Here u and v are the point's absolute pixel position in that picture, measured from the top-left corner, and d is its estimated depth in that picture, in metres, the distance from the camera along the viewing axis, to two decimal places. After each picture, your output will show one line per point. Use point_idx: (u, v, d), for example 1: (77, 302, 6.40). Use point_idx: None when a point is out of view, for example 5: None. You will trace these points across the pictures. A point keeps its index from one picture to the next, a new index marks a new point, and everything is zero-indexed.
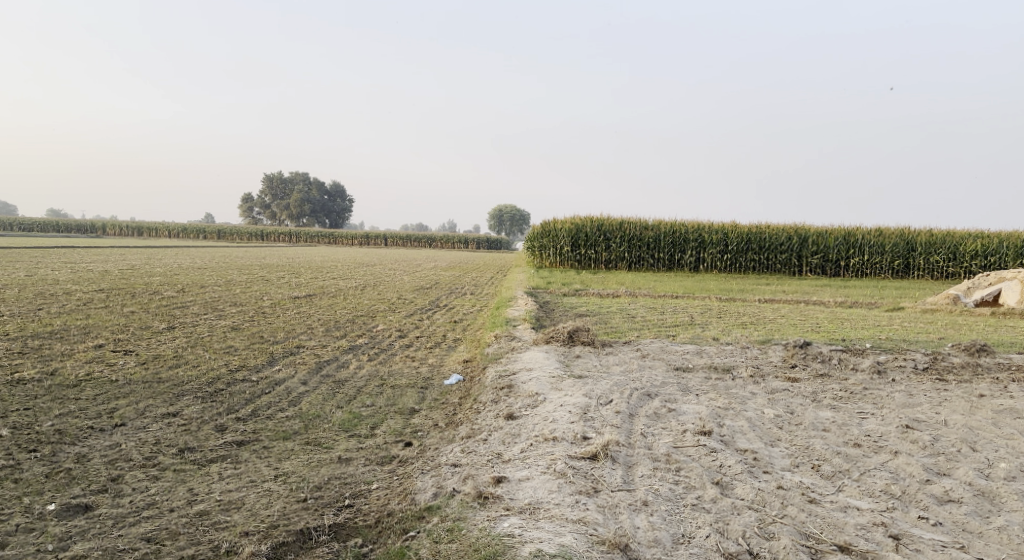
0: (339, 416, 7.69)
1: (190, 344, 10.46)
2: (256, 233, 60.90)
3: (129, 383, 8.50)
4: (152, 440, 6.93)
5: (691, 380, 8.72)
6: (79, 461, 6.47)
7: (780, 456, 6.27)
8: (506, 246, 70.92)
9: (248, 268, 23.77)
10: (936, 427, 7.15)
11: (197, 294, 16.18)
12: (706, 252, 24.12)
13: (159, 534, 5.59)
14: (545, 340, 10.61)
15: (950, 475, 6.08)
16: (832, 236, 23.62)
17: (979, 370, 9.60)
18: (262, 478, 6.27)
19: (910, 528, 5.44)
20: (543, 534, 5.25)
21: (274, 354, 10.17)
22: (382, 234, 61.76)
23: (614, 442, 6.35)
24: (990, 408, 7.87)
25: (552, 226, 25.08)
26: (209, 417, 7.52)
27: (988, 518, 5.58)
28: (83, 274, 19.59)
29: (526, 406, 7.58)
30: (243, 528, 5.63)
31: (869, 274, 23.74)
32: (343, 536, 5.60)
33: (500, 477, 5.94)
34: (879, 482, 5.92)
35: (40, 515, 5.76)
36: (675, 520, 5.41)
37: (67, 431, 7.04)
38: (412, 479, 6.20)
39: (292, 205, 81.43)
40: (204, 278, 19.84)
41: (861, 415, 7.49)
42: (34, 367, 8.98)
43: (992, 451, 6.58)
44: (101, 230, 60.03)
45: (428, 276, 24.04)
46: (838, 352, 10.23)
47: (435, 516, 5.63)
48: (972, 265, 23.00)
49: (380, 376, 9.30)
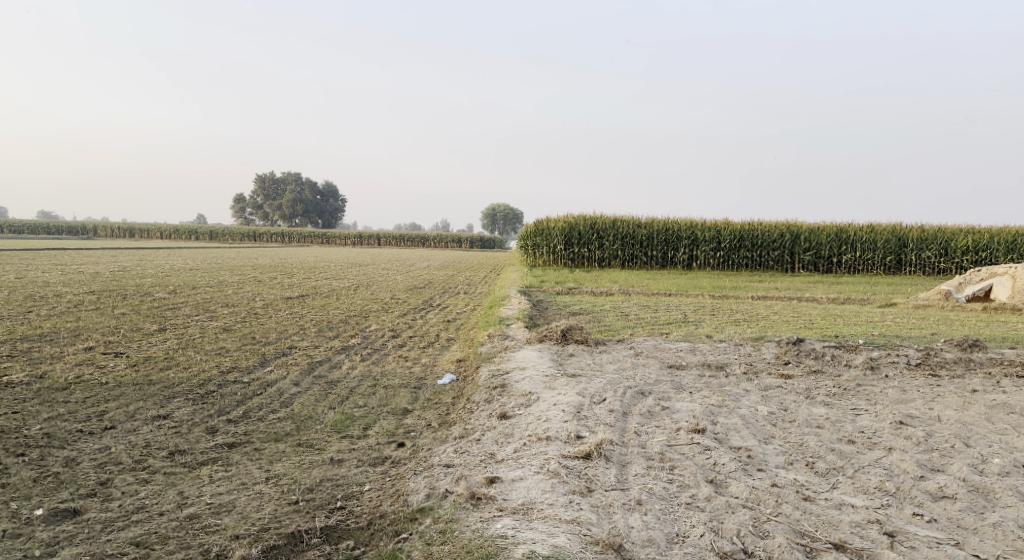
0: (331, 417, 7.63)
1: (182, 346, 10.38)
2: (248, 234, 60.74)
3: (119, 385, 8.44)
4: (142, 442, 6.87)
5: (684, 377, 8.69)
6: (68, 465, 6.41)
7: (774, 454, 6.25)
8: (500, 245, 70.73)
9: (240, 269, 23.71)
10: (929, 422, 7.15)
11: (188, 296, 16.08)
12: (699, 250, 24.08)
13: (149, 539, 5.53)
14: (538, 339, 10.57)
15: (944, 471, 6.07)
16: (824, 232, 23.65)
17: (972, 365, 9.61)
18: (253, 481, 6.22)
19: (905, 525, 5.43)
20: (536, 534, 5.21)
21: (267, 355, 10.12)
22: (373, 235, 61.52)
23: (607, 441, 6.32)
24: (983, 403, 7.87)
25: (545, 225, 25.07)
26: (200, 419, 7.46)
27: (983, 514, 5.56)
28: (73, 276, 19.42)
29: (519, 406, 7.53)
30: (234, 531, 5.58)
31: (861, 270, 23.78)
32: (334, 539, 5.55)
33: (493, 477, 5.90)
34: (873, 478, 5.91)
35: (28, 520, 5.70)
36: (669, 519, 5.38)
37: (56, 435, 6.98)
38: (404, 480, 6.16)
39: (283, 206, 81.21)
40: (196, 279, 19.73)
41: (854, 411, 7.48)
42: (23, 371, 8.89)
43: (985, 446, 6.57)
44: (92, 232, 59.82)
45: (420, 276, 23.91)
46: (831, 348, 10.22)
47: (428, 518, 5.59)
48: (964, 261, 23.08)
49: (373, 376, 9.25)
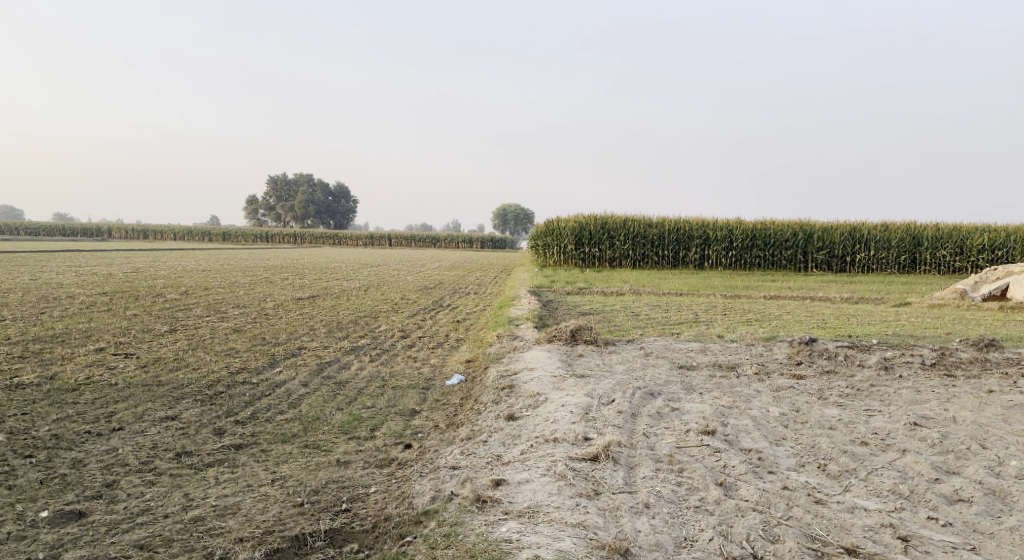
0: (339, 418, 7.59)
1: (191, 347, 10.38)
2: (261, 235, 60.99)
3: (128, 386, 8.43)
4: (150, 444, 6.85)
5: (695, 378, 8.61)
6: (75, 467, 6.39)
7: (785, 455, 6.15)
8: (512, 246, 70.89)
9: (251, 270, 23.82)
10: (944, 424, 7.02)
11: (200, 297, 16.10)
12: (710, 249, 23.93)
13: (153, 541, 5.49)
14: (547, 339, 10.50)
15: (959, 474, 5.96)
16: (837, 231, 23.48)
17: (988, 365, 9.47)
18: (259, 483, 6.17)
19: (919, 529, 5.32)
20: (542, 539, 5.14)
21: (276, 355, 10.10)
22: (385, 235, 61.60)
23: (615, 443, 6.24)
24: (1000, 404, 7.74)
25: (556, 225, 25.00)
26: (208, 420, 7.43)
27: (1000, 518, 5.45)
28: (87, 277, 19.56)
29: (527, 407, 7.46)
30: (238, 534, 5.54)
31: (875, 269, 23.58)
32: (338, 542, 5.50)
33: (499, 479, 5.84)
34: (887, 481, 5.80)
35: (33, 522, 5.68)
36: (677, 523, 5.30)
37: (65, 436, 6.96)
38: (410, 482, 6.09)
39: (295, 206, 81.42)
40: (208, 280, 19.79)
41: (868, 412, 7.37)
42: (33, 372, 8.90)
43: (1002, 448, 6.45)
44: (106, 233, 60.30)
45: (430, 276, 23.87)
46: (844, 349, 10.09)
47: (432, 521, 5.52)
48: (979, 260, 22.86)
49: (381, 377, 9.21)
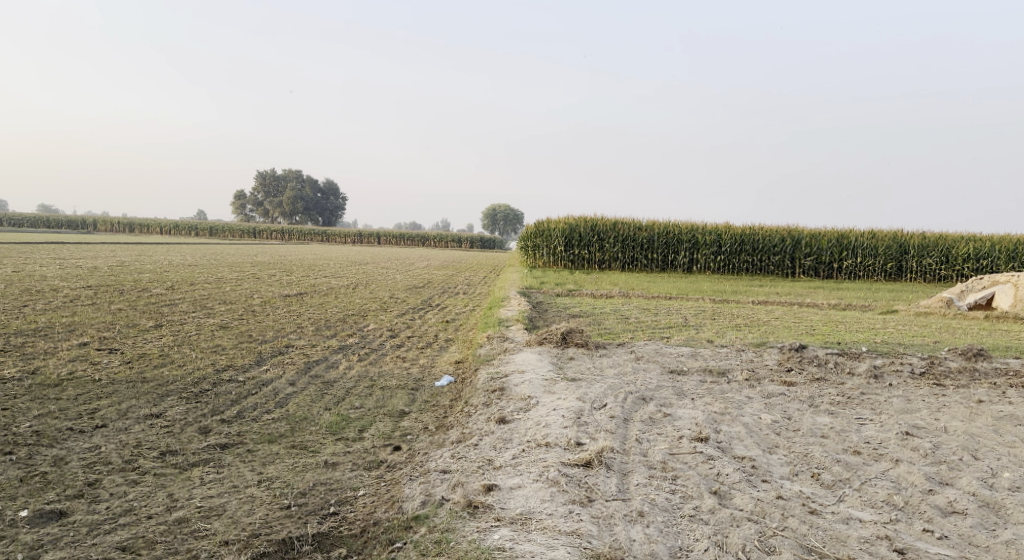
0: (327, 418, 7.48)
1: (177, 343, 10.24)
2: (248, 230, 60.58)
3: (112, 382, 8.29)
4: (133, 442, 6.73)
5: (686, 383, 8.54)
6: (56, 465, 6.26)
7: (779, 464, 6.11)
8: (499, 246, 70.52)
9: (238, 265, 23.59)
10: (935, 434, 7.00)
11: (186, 292, 15.90)
12: (699, 253, 23.91)
13: (135, 543, 5.39)
14: (538, 341, 10.41)
15: (953, 485, 5.94)
16: (825, 238, 23.46)
17: (976, 375, 9.45)
18: (245, 484, 6.07)
19: (915, 541, 5.29)
20: (535, 547, 5.08)
21: (262, 353, 9.98)
22: (373, 234, 61.33)
23: (608, 449, 6.18)
24: (990, 414, 7.72)
25: (546, 226, 24.90)
26: (193, 418, 7.31)
27: (994, 531, 5.43)
28: (71, 270, 19.28)
29: (518, 410, 7.38)
30: (223, 537, 5.44)
31: (862, 276, 23.64)
32: (326, 546, 5.41)
33: (490, 485, 5.76)
34: (881, 492, 5.77)
35: (12, 522, 5.56)
36: (672, 532, 5.25)
37: (45, 433, 6.83)
38: (399, 486, 6.00)
39: (283, 202, 81.01)
40: (194, 275, 19.57)
41: (859, 420, 7.34)
42: (15, 366, 8.74)
43: (994, 459, 6.42)
44: (92, 225, 59.70)
45: (419, 275, 23.72)
46: (834, 356, 10.06)
47: (423, 527, 5.45)
48: (964, 269, 22.99)
49: (370, 377, 9.09)
